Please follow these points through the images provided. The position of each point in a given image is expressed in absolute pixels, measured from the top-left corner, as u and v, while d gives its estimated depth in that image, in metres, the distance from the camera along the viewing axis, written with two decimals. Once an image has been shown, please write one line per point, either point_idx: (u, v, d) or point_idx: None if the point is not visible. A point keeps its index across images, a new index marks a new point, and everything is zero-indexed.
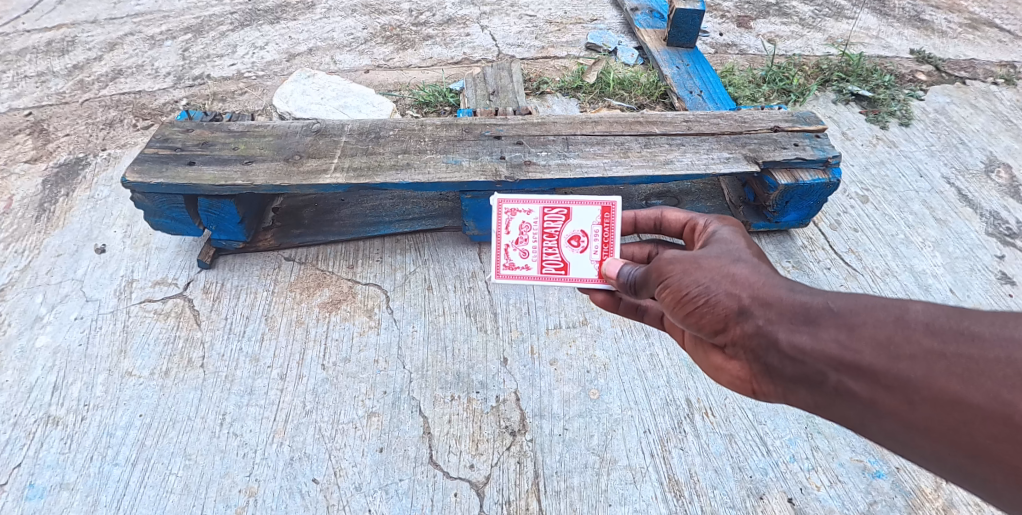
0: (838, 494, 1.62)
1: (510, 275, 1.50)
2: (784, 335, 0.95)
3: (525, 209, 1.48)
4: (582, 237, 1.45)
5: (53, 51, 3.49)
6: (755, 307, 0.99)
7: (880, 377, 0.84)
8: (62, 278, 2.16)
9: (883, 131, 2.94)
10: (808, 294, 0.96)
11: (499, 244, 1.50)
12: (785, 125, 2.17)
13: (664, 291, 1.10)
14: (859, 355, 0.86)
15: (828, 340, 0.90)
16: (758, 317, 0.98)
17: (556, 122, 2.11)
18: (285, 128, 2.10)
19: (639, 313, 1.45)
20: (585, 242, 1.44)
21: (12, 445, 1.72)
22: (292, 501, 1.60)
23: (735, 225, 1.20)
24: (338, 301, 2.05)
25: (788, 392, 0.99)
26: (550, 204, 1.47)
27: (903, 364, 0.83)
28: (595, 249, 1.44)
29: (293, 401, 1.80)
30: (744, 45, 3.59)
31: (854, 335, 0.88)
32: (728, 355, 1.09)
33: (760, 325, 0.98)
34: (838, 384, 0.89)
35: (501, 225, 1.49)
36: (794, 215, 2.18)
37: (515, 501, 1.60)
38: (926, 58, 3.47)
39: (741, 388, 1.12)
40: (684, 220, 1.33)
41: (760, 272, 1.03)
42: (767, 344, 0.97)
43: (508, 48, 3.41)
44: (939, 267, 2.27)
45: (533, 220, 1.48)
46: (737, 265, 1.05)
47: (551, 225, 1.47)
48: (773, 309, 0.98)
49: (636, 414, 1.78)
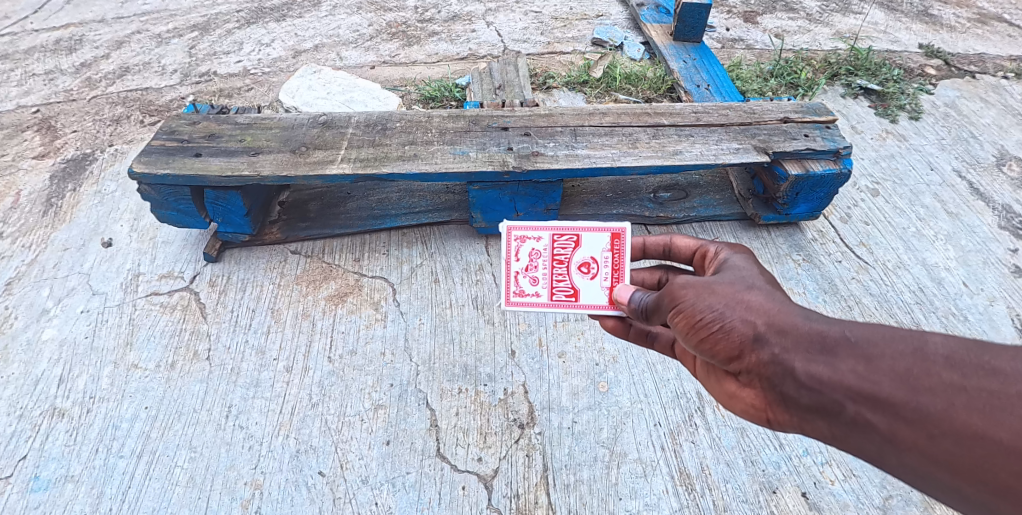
0: (852, 488, 1.59)
1: (521, 302, 1.46)
2: (800, 364, 0.93)
3: (534, 236, 1.44)
4: (592, 263, 1.41)
5: (61, 50, 3.50)
6: (771, 334, 0.96)
7: (899, 410, 0.83)
8: (69, 271, 2.15)
9: (892, 124, 2.91)
10: (823, 322, 0.95)
11: (508, 271, 1.46)
12: (794, 116, 2.15)
13: (677, 316, 1.06)
14: (878, 386, 0.85)
15: (845, 371, 0.88)
16: (774, 345, 0.96)
17: (564, 114, 2.10)
18: (291, 120, 2.09)
19: (649, 340, 1.43)
20: (595, 269, 1.41)
21: (17, 438, 1.71)
22: (298, 494, 1.58)
23: (746, 252, 1.17)
24: (344, 293, 2.04)
25: (803, 423, 0.96)
26: (559, 231, 1.43)
27: (924, 397, 0.82)
28: (606, 276, 1.41)
29: (299, 393, 1.79)
30: (750, 40, 3.57)
31: (872, 366, 0.87)
32: (740, 382, 1.06)
33: (775, 353, 0.95)
34: (856, 415, 0.87)
35: (510, 253, 1.45)
36: (804, 207, 2.15)
37: (524, 494, 1.58)
38: (935, 52, 3.43)
39: (753, 416, 1.09)
40: (694, 247, 1.31)
41: (775, 299, 1.01)
42: (783, 372, 0.95)
43: (514, 44, 3.40)
44: (951, 260, 2.23)
45: (542, 247, 1.44)
46: (751, 291, 1.03)
47: (561, 252, 1.43)
48: (789, 337, 0.95)
49: (646, 407, 1.75)
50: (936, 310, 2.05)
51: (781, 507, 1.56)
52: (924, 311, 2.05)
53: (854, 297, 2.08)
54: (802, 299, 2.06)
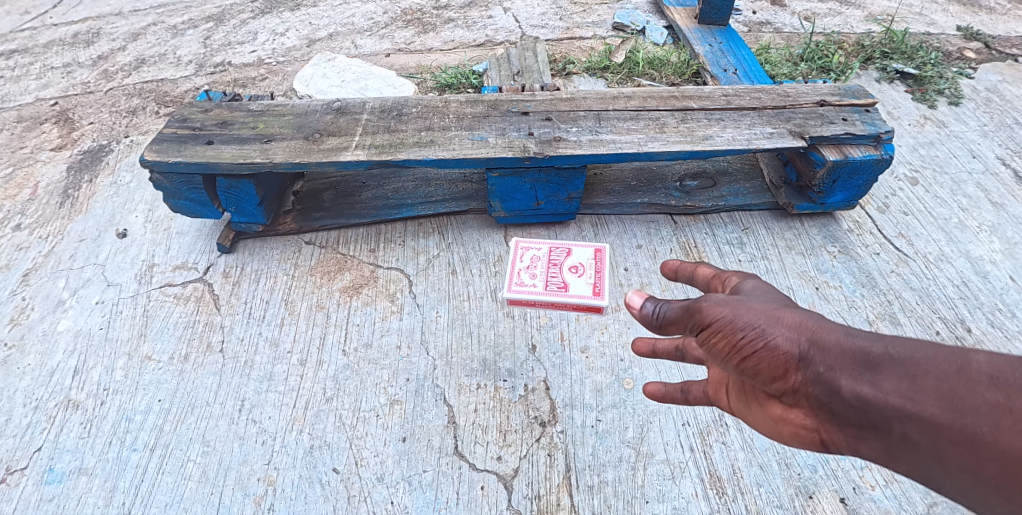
0: (895, 494, 1.50)
1: (520, 292, 1.49)
2: (840, 385, 0.84)
3: (533, 245, 1.58)
4: (581, 267, 1.54)
5: (80, 43, 3.49)
6: (808, 352, 0.88)
7: (947, 432, 0.74)
8: (85, 262, 2.13)
9: (930, 110, 2.76)
10: (864, 338, 0.86)
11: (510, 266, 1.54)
12: (831, 99, 2.03)
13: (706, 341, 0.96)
14: (924, 407, 0.76)
15: (889, 392, 0.79)
16: (813, 365, 0.87)
17: (586, 98, 2.01)
18: (305, 107, 2.03)
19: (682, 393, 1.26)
20: (583, 271, 1.53)
21: (32, 429, 1.68)
22: (312, 491, 1.53)
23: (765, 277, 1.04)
24: (359, 285, 1.98)
25: (849, 447, 0.87)
26: (554, 244, 1.59)
27: (972, 417, 0.73)
28: (592, 277, 1.51)
29: (313, 387, 1.74)
30: (779, 24, 3.42)
31: (916, 385, 0.78)
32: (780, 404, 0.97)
33: (815, 374, 0.87)
34: (904, 439, 0.78)
35: (512, 253, 1.56)
36: (841, 196, 2.04)
37: (546, 496, 1.51)
38: (974, 35, 3.26)
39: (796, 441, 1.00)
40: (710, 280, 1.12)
41: (812, 315, 0.92)
42: (822, 394, 0.86)
43: (532, 30, 3.30)
44: (997, 253, 2.10)
45: (539, 253, 1.57)
46: (786, 308, 0.94)
47: (555, 258, 1.56)
48: (827, 355, 0.86)
49: (673, 406, 1.67)
50: (981, 306, 1.93)
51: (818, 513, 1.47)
52: (969, 306, 1.93)
53: (893, 291, 1.96)
54: (839, 293, 1.95)
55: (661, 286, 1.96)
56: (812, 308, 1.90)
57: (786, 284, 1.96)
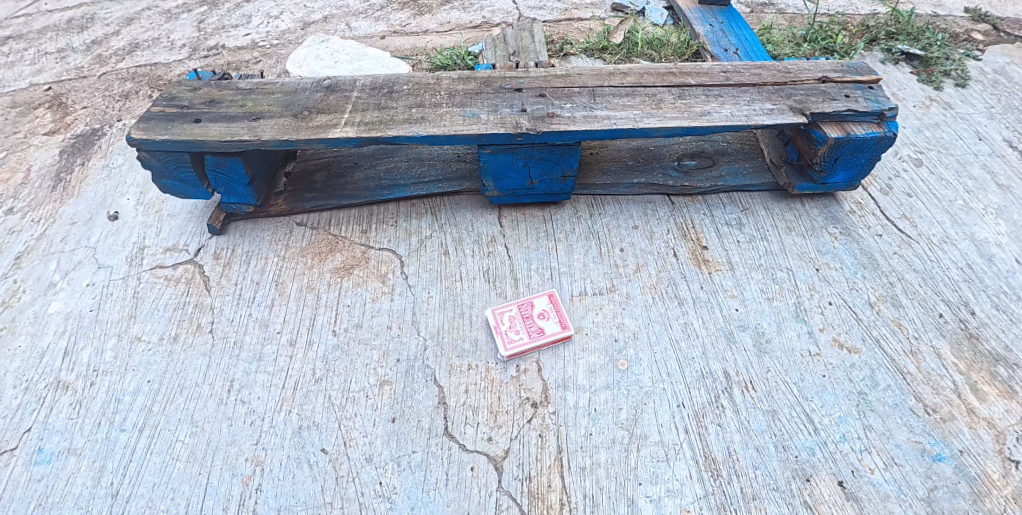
0: (894, 478, 1.47)
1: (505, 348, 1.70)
2: None
3: (506, 307, 1.79)
4: (547, 312, 1.78)
5: (74, 28, 3.45)
6: None
7: None
8: (76, 245, 2.10)
9: (936, 92, 2.70)
10: None
11: (494, 332, 1.73)
12: (833, 75, 1.98)
13: None
14: None
15: None
16: None
17: (582, 75, 1.96)
18: (295, 85, 1.99)
19: None
20: (549, 314, 1.77)
21: (22, 410, 1.66)
22: (300, 471, 1.51)
23: None
24: (350, 266, 1.95)
25: None
26: (523, 300, 1.81)
27: None
28: (557, 318, 1.76)
29: (302, 368, 1.71)
30: (782, 5, 3.35)
31: None
32: None
33: None
34: None
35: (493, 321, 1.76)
36: (843, 176, 1.99)
37: (537, 477, 1.48)
38: (983, 17, 3.19)
39: None
40: None
41: None
42: None
43: (530, 11, 3.24)
44: (1003, 235, 2.05)
45: (513, 311, 1.78)
46: None
47: (526, 310, 1.78)
48: None
49: (668, 387, 1.63)
50: (986, 289, 1.88)
51: (816, 496, 1.44)
52: (973, 289, 1.88)
53: (895, 273, 1.92)
54: (840, 274, 1.90)
55: (658, 267, 1.92)
56: (812, 289, 1.86)
57: (786, 265, 1.92)
